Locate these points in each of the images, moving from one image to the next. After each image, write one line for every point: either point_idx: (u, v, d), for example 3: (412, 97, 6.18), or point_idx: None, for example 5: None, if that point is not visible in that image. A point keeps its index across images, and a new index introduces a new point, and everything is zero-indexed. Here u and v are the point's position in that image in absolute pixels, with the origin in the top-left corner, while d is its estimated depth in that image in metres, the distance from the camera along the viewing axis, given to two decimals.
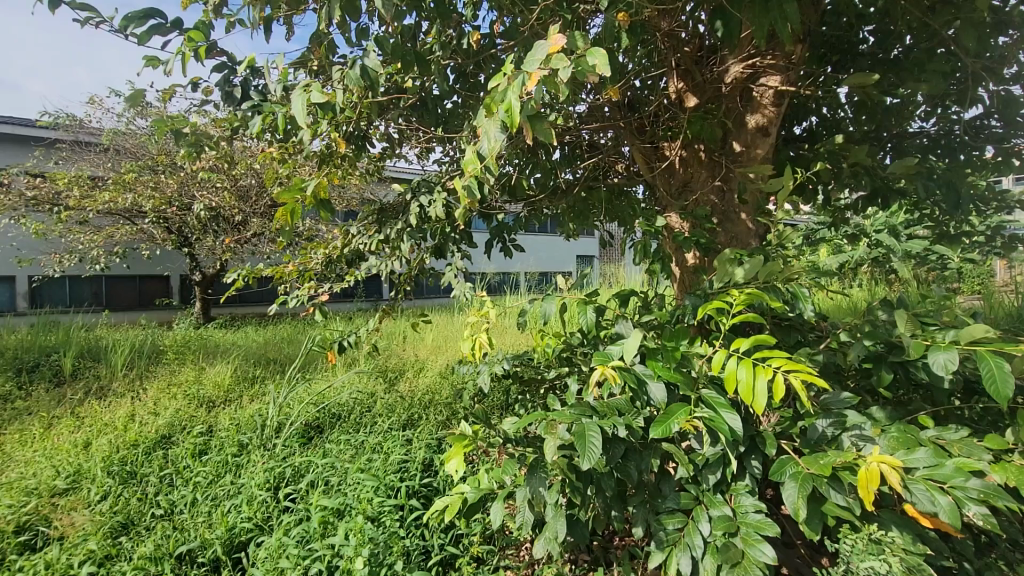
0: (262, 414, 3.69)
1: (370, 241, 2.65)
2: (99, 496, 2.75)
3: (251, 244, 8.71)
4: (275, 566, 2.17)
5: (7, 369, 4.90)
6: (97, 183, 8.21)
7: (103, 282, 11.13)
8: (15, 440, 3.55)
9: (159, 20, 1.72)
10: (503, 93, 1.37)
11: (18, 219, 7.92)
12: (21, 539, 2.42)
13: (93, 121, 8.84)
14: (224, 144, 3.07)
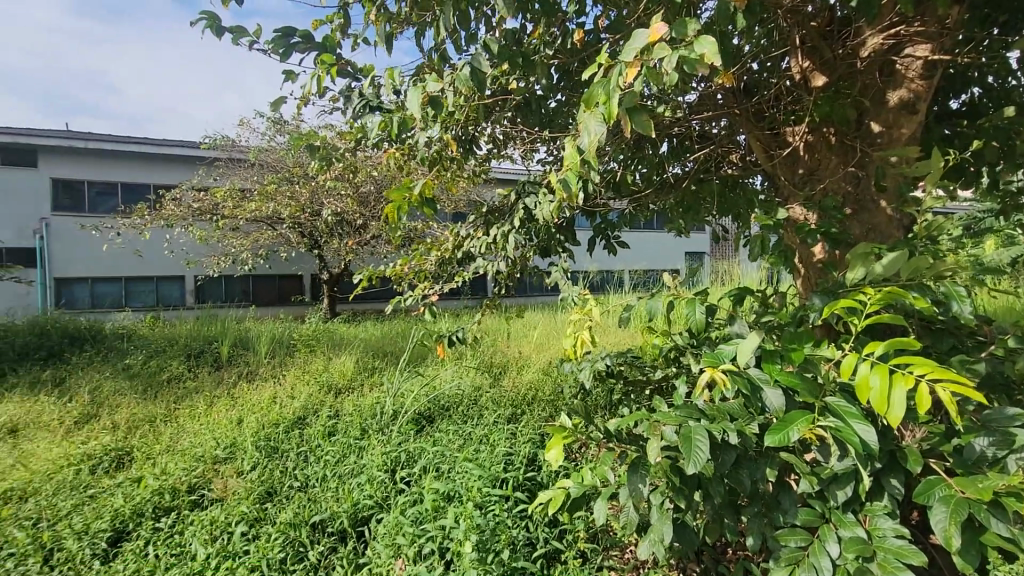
0: (380, 403, 4.01)
1: (477, 241, 2.75)
2: (250, 465, 3.16)
3: (370, 245, 9.47)
4: (393, 542, 2.34)
5: (180, 354, 5.82)
6: (246, 194, 9.41)
7: (250, 281, 12.75)
8: (187, 414, 4.21)
9: (297, 39, 1.94)
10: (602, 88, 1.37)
11: (187, 227, 9.32)
12: (192, 497, 2.87)
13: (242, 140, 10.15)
14: (349, 154, 3.37)
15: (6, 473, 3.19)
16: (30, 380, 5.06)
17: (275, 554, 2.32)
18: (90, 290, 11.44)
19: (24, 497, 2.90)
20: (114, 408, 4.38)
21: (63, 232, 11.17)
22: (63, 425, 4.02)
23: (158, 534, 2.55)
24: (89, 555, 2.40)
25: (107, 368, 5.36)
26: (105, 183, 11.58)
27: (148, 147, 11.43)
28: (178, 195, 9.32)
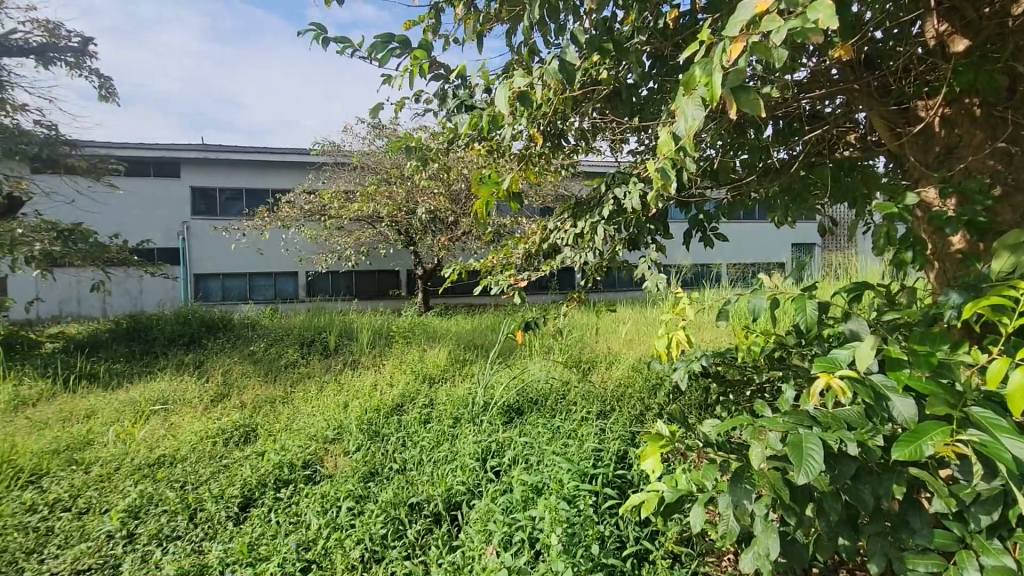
0: (472, 393, 4.15)
1: (565, 235, 2.73)
2: (355, 446, 3.42)
3: (462, 241, 9.78)
4: (485, 528, 2.42)
5: (295, 343, 6.41)
6: (349, 195, 10.12)
7: (354, 278, 13.78)
8: (301, 397, 4.64)
9: (395, 43, 2.05)
10: (702, 69, 1.30)
11: (300, 227, 10.22)
12: (307, 472, 3.15)
13: (346, 145, 10.91)
14: (442, 153, 3.50)
15: (160, 441, 3.72)
16: (176, 362, 5.84)
17: (378, 529, 2.49)
18: (222, 284, 12.94)
19: (175, 462, 3.36)
20: (242, 389, 4.93)
21: (201, 234, 12.74)
22: (203, 402, 4.60)
23: (278, 503, 2.84)
24: (225, 516, 2.73)
25: (236, 353, 6.04)
26: (233, 189, 13.03)
27: (267, 155, 12.68)
28: (292, 198, 10.24)
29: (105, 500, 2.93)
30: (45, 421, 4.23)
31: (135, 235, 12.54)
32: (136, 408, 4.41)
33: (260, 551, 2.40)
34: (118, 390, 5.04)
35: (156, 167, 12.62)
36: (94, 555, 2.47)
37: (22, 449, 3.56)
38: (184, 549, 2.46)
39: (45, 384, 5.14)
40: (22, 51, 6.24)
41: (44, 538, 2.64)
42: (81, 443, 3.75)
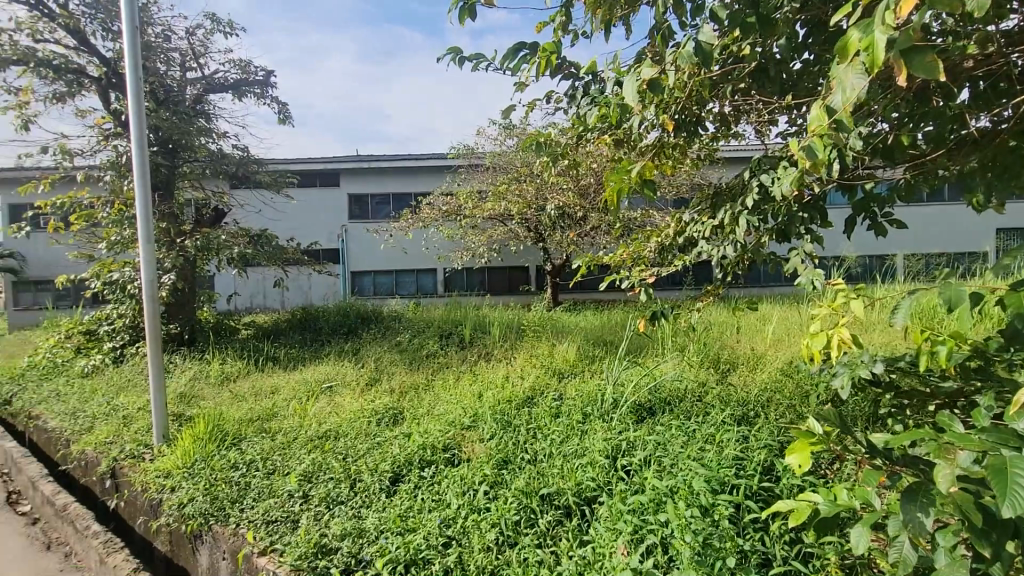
0: (601, 390, 4.12)
1: (702, 226, 2.57)
2: (489, 434, 3.59)
3: (591, 236, 9.73)
4: (615, 527, 2.39)
5: (435, 334, 6.92)
6: (482, 196, 10.62)
7: (487, 273, 14.53)
8: (441, 385, 5.00)
9: (525, 51, 2.14)
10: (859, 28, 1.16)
11: (438, 227, 10.97)
12: (447, 455, 3.39)
13: (479, 148, 11.46)
14: (570, 149, 3.51)
15: (326, 418, 4.26)
16: (338, 349, 6.65)
17: (511, 515, 2.58)
18: (373, 280, 14.45)
19: (338, 436, 3.83)
20: (390, 375, 5.47)
21: (356, 236, 14.35)
22: (359, 385, 5.18)
23: (422, 481, 3.10)
24: (379, 488, 3.04)
25: (386, 343, 6.71)
26: (382, 194, 14.45)
27: (410, 161, 13.84)
28: (431, 200, 11.03)
29: (286, 463, 3.44)
30: (243, 395, 5.09)
31: (305, 238, 14.53)
32: (307, 387, 5.11)
33: (409, 523, 2.64)
34: (294, 372, 5.89)
35: (321, 178, 14.46)
36: (279, 510, 2.92)
37: (227, 416, 4.32)
38: (346, 513, 2.80)
39: (242, 364, 6.19)
40: (224, 87, 7.55)
41: (243, 492, 3.18)
42: (268, 414, 4.45)
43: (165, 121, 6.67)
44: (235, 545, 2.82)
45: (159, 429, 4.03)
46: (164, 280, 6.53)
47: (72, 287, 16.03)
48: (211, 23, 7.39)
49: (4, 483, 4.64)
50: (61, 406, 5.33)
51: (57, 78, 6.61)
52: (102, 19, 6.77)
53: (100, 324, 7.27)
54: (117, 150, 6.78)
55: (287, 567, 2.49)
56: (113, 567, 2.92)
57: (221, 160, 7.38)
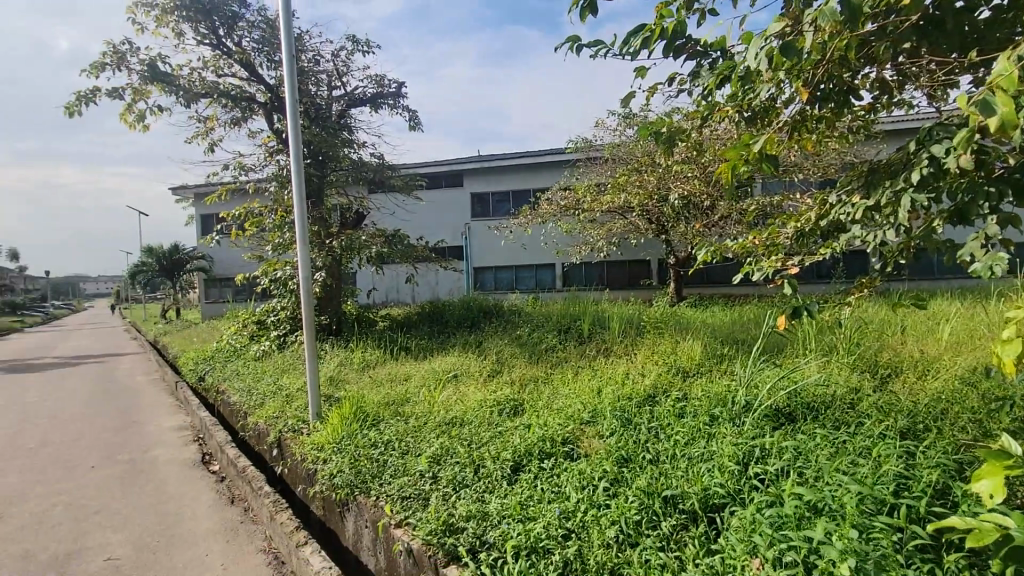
0: (731, 391, 3.84)
1: (852, 208, 2.27)
2: (609, 431, 3.54)
3: (719, 227, 9.12)
4: (748, 538, 2.21)
5: (554, 329, 6.98)
6: (601, 188, 10.48)
7: (607, 267, 14.33)
8: (560, 379, 5.04)
9: (644, 33, 2.08)
10: None
11: (556, 222, 11.04)
12: (566, 448, 3.41)
13: (598, 140, 11.32)
14: (695, 134, 3.32)
15: (452, 405, 4.52)
16: (462, 340, 7.02)
17: (632, 515, 2.51)
18: (494, 276, 15.01)
19: (463, 424, 4.04)
20: (511, 367, 5.64)
21: (478, 233, 15.01)
22: (482, 375, 5.42)
23: (542, 472, 3.15)
24: (501, 475, 3.15)
25: (506, 336, 6.93)
26: (502, 192, 14.92)
27: (530, 158, 14.10)
28: (549, 196, 11.13)
29: (417, 446, 3.71)
30: (380, 381, 5.59)
31: (433, 236, 15.54)
32: (435, 376, 5.47)
33: (529, 511, 2.70)
34: (424, 361, 6.33)
35: (447, 179, 15.44)
36: (412, 488, 3.15)
37: (367, 400, 4.78)
38: (471, 496, 2.94)
39: (379, 352, 6.81)
40: (363, 101, 8.31)
41: (382, 469, 3.49)
42: (402, 400, 4.84)
43: (316, 136, 7.54)
44: (375, 516, 3.11)
45: (313, 408, 4.58)
46: (316, 276, 7.40)
47: (248, 284, 18.91)
48: (352, 44, 8.18)
49: (201, 445, 5.62)
50: (240, 384, 6.32)
51: (234, 105, 7.80)
52: (267, 52, 7.84)
53: (268, 315, 8.47)
54: (280, 164, 7.84)
55: (420, 541, 2.68)
56: (280, 523, 3.39)
57: (361, 167, 8.16)
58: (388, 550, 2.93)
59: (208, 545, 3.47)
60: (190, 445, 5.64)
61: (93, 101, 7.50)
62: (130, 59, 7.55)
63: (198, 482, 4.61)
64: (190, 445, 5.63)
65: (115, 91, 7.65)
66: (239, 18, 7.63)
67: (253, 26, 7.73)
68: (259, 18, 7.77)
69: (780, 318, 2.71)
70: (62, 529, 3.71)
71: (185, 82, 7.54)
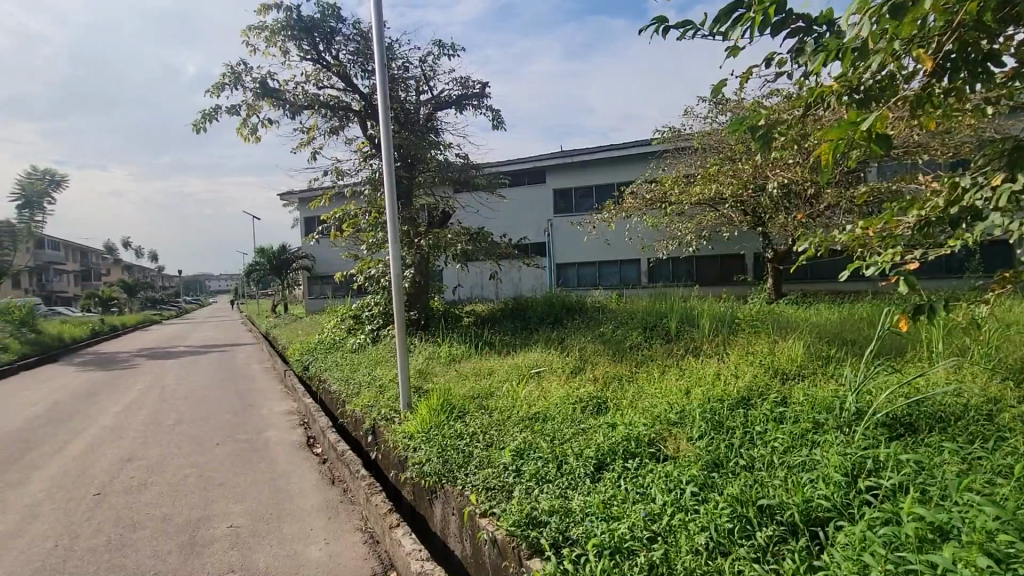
0: (838, 397, 3.52)
1: (990, 193, 1.99)
2: (698, 434, 3.38)
3: (825, 217, 8.44)
4: (857, 557, 2.01)
5: (639, 326, 6.79)
6: (690, 180, 10.07)
7: (696, 263, 13.87)
8: (645, 378, 4.90)
9: (739, 11, 1.96)
10: None
11: (642, 216, 10.71)
12: (652, 449, 3.31)
13: (687, 129, 10.91)
14: (796, 119, 3.09)
15: (535, 401, 4.55)
16: (545, 337, 7.04)
17: (723, 522, 2.38)
18: (577, 272, 15.08)
19: (546, 419, 4.06)
20: (594, 364, 5.57)
21: (561, 229, 15.14)
22: (565, 372, 5.40)
23: (627, 472, 3.08)
24: (584, 473, 3.12)
25: (590, 333, 6.86)
26: (585, 187, 14.80)
27: (614, 151, 13.84)
28: (634, 190, 10.85)
29: (501, 439, 3.78)
30: (466, 375, 5.77)
31: (516, 234, 15.74)
32: (519, 371, 5.54)
33: (613, 510, 2.66)
34: (507, 357, 6.44)
35: (529, 176, 15.57)
36: (495, 479, 3.22)
37: (453, 392, 4.95)
38: (554, 492, 2.94)
39: (465, 347, 7.01)
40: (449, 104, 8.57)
41: (467, 459, 3.59)
42: (486, 393, 4.96)
43: (406, 140, 7.91)
44: (461, 504, 3.21)
45: (404, 398, 4.82)
46: (406, 274, 7.77)
47: (345, 281, 20.28)
48: (438, 49, 8.48)
49: (306, 429, 6.12)
50: (340, 374, 6.80)
51: (333, 115, 8.38)
52: (361, 62, 8.34)
53: (362, 311, 9.03)
54: (373, 168, 8.33)
55: (504, 532, 2.73)
56: (375, 505, 3.60)
57: (447, 168, 8.44)
58: (474, 538, 3.01)
59: (312, 521, 3.77)
60: (296, 428, 6.16)
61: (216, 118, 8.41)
62: (244, 78, 8.36)
63: (303, 462, 5.02)
64: (297, 429, 6.15)
65: (233, 108, 8.52)
66: (336, 33, 8.18)
67: (348, 39, 8.25)
68: (354, 31, 8.28)
69: (900, 319, 2.43)
70: (193, 497, 4.21)
71: (290, 96, 8.22)
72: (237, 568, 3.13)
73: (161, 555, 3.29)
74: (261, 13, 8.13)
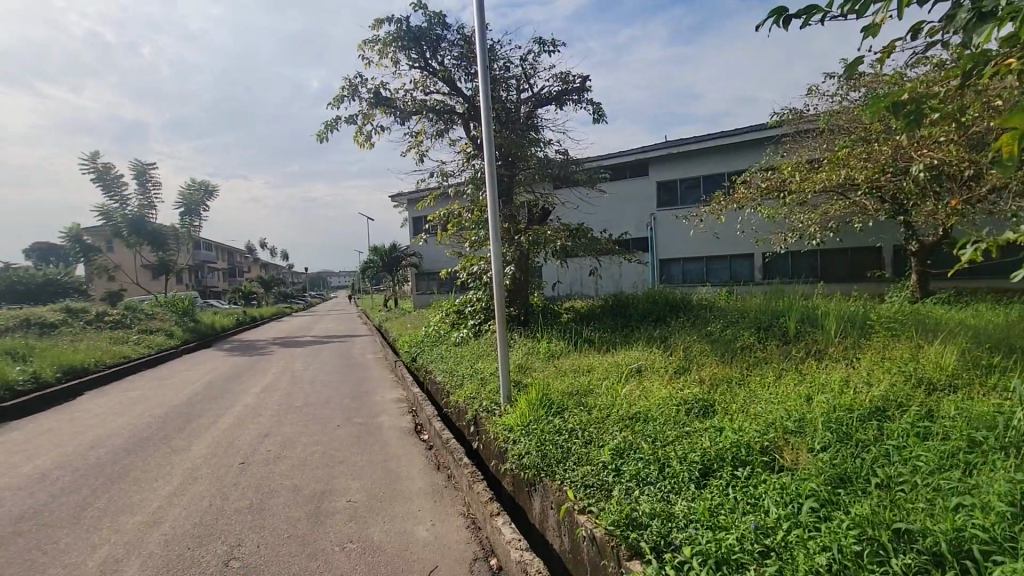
0: (1001, 414, 3.01)
1: None
2: (821, 445, 3.08)
3: (987, 203, 7.38)
4: None
5: (751, 326, 6.33)
6: (814, 165, 9.31)
7: (818, 257, 12.97)
8: (759, 382, 4.55)
9: None
10: None
11: (757, 207, 9.94)
12: (765, 458, 3.07)
13: (811, 110, 10.17)
14: (952, 93, 2.67)
15: (636, 400, 4.43)
16: (647, 335, 6.82)
17: (850, 543, 2.12)
18: (682, 269, 14.63)
19: (648, 419, 3.93)
20: (700, 365, 5.29)
21: (665, 223, 14.65)
22: (669, 372, 5.19)
23: (736, 480, 2.89)
24: (688, 478, 2.97)
25: (696, 332, 6.52)
26: (692, 178, 14.15)
27: (726, 138, 13.12)
28: (748, 179, 10.17)
29: (601, 437, 3.73)
30: (565, 371, 5.77)
31: (616, 229, 15.44)
32: (619, 368, 5.43)
33: (720, 519, 2.50)
34: (607, 354, 6.33)
35: (631, 169, 15.17)
36: (594, 477, 3.18)
37: (552, 388, 4.97)
38: (655, 495, 2.84)
39: (564, 343, 7.01)
40: (549, 100, 8.59)
41: (566, 455, 3.59)
42: (585, 390, 4.92)
43: (507, 139, 8.07)
44: (559, 499, 3.21)
45: (505, 392, 4.94)
46: (507, 270, 7.94)
47: (449, 277, 21.19)
48: (539, 46, 8.53)
49: (413, 417, 6.50)
50: (445, 365, 7.13)
51: (438, 118, 8.78)
52: (465, 66, 8.66)
53: (465, 306, 9.38)
54: (476, 168, 8.61)
55: (602, 530, 2.68)
56: (477, 492, 3.72)
57: (547, 164, 8.48)
58: (572, 533, 3.00)
59: (419, 503, 3.99)
60: (404, 415, 6.57)
61: (336, 127, 9.18)
62: (360, 89, 9.04)
63: (411, 447, 5.34)
64: (406, 416, 6.55)
65: (351, 117, 9.25)
66: (442, 39, 8.55)
67: (453, 45, 8.59)
68: (458, 36, 8.60)
69: None
70: (318, 472, 4.65)
71: (400, 103, 8.74)
72: (355, 539, 3.40)
73: (292, 521, 3.67)
74: (375, 27, 8.73)
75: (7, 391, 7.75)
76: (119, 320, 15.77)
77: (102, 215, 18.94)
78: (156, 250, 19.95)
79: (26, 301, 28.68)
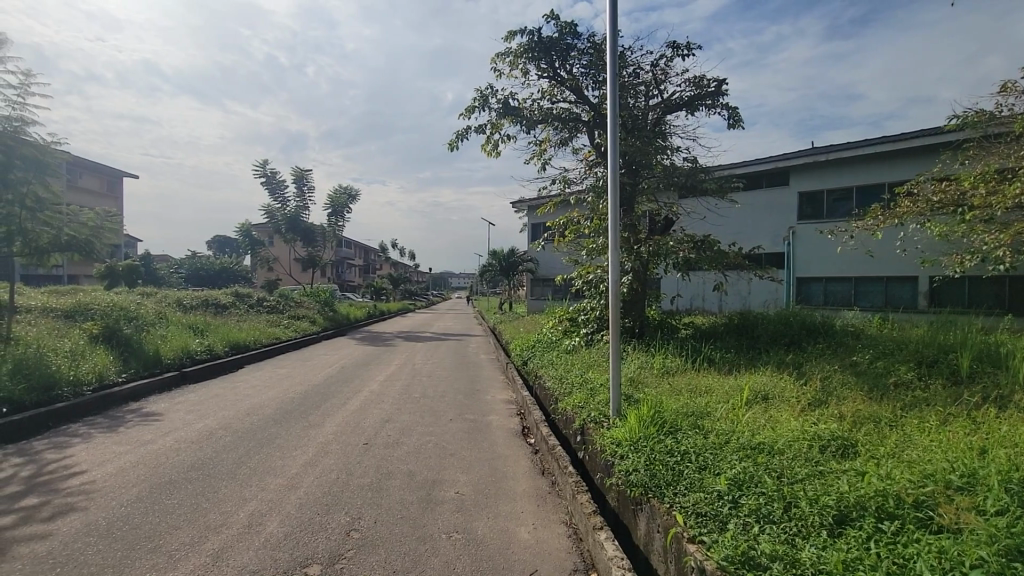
0: None
1: None
2: (996, 509, 2.55)
3: None
4: None
5: (910, 361, 5.49)
6: (1006, 174, 7.95)
7: (1006, 283, 11.00)
8: (915, 426, 3.92)
9: None
10: None
11: (925, 221, 8.62)
12: (918, 514, 2.62)
13: (1003, 110, 8.62)
14: None
15: (761, 430, 4.06)
16: (777, 359, 6.25)
17: None
18: (824, 289, 13.37)
19: (774, 452, 3.57)
20: (841, 400, 4.69)
21: (807, 238, 13.44)
22: (801, 402, 4.69)
23: (881, 535, 2.51)
24: (820, 524, 2.64)
25: (837, 362, 5.82)
26: (842, 189, 12.78)
27: (887, 144, 11.68)
28: (914, 189, 8.93)
29: (718, 464, 3.46)
30: (680, 389, 5.48)
31: (746, 242, 14.38)
32: (742, 392, 5.02)
33: None
34: (729, 376, 5.89)
35: (768, 179, 14.05)
36: (708, 506, 2.97)
37: (667, 405, 4.75)
38: (779, 536, 2.57)
39: (680, 360, 6.67)
40: (680, 106, 8.26)
41: (677, 478, 3.39)
42: (703, 412, 4.62)
43: (632, 146, 7.92)
44: (668, 524, 3.05)
45: (615, 405, 4.80)
46: (624, 280, 7.78)
47: (564, 284, 21.26)
48: (672, 51, 8.27)
49: (522, 419, 6.59)
50: (555, 372, 7.15)
51: (564, 127, 8.87)
52: (594, 74, 8.66)
53: (579, 313, 9.32)
54: (598, 176, 8.59)
55: (714, 564, 2.48)
56: (580, 503, 3.66)
57: (673, 173, 8.18)
58: (679, 560, 2.82)
59: (523, 505, 4.03)
60: (513, 417, 6.68)
61: (466, 136, 9.68)
62: (490, 100, 9.42)
63: (519, 448, 5.44)
64: (514, 418, 6.67)
65: (480, 127, 9.68)
66: (572, 48, 8.64)
67: (583, 53, 8.62)
68: (589, 44, 8.63)
69: None
70: (432, 461, 4.92)
71: (527, 112, 8.96)
72: (460, 531, 3.52)
73: (406, 504, 3.91)
74: (508, 40, 9.06)
75: (189, 358, 9.27)
76: (274, 305, 18.11)
77: (268, 214, 21.93)
78: (307, 246, 22.60)
79: (207, 285, 34.15)
